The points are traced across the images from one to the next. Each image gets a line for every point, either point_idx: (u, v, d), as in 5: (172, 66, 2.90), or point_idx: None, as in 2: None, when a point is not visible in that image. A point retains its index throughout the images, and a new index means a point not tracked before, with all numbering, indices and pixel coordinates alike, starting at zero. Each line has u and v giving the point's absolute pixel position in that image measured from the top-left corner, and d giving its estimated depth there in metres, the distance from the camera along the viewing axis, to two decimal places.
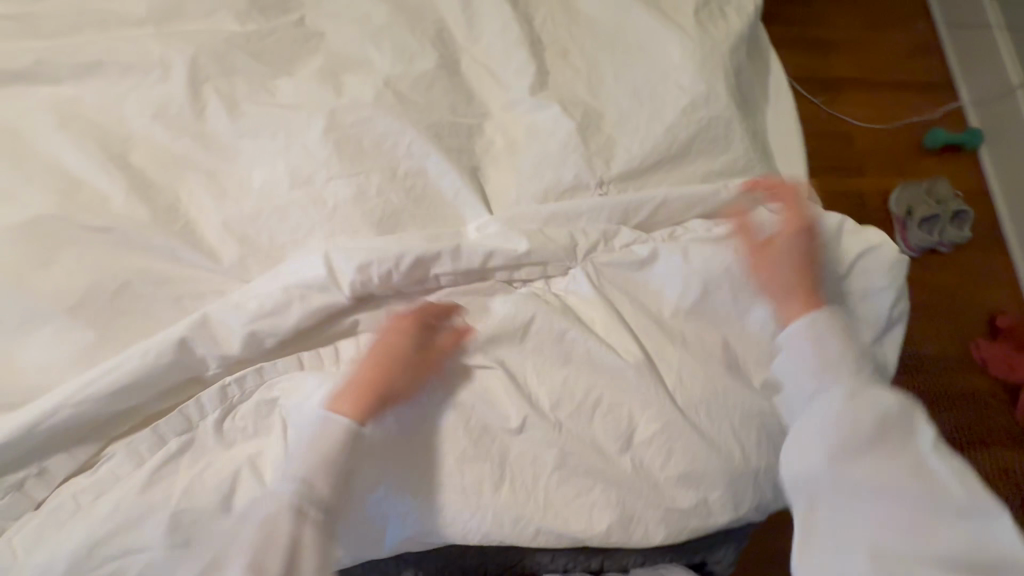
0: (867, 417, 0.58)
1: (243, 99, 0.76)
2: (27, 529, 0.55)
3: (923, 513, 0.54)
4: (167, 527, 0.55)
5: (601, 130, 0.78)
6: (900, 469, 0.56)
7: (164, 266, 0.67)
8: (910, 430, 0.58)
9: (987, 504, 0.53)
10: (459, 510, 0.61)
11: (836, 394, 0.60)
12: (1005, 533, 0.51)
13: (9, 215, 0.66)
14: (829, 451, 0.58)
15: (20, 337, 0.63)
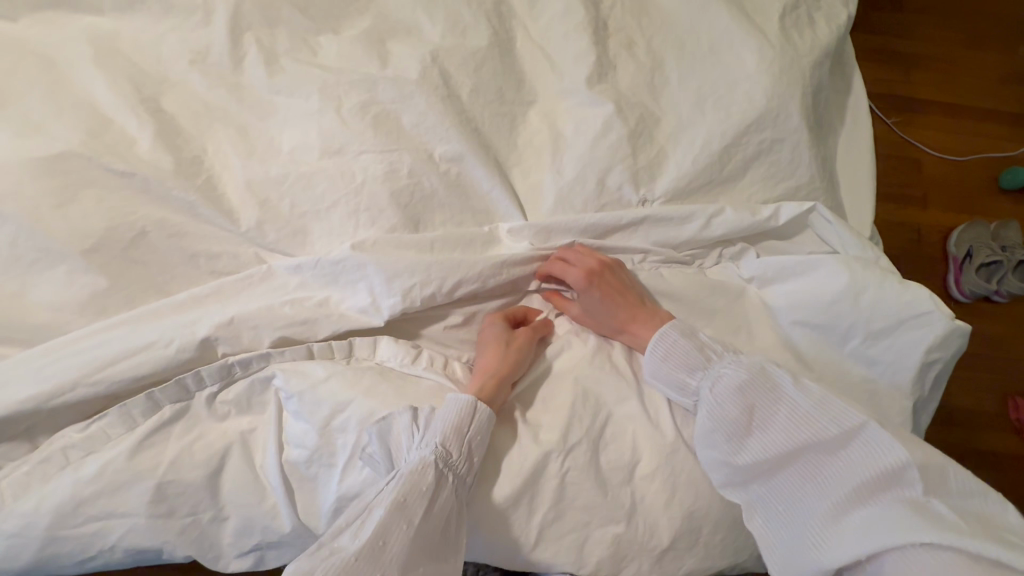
0: (732, 396, 0.58)
1: (283, 54, 0.73)
2: (16, 470, 0.55)
3: (814, 424, 0.55)
4: (151, 497, 0.55)
5: (654, 138, 0.72)
6: (784, 424, 0.56)
7: (179, 220, 0.65)
8: (772, 386, 0.58)
9: (849, 421, 0.53)
10: None
11: (704, 386, 0.60)
12: (879, 443, 0.51)
13: (30, 146, 0.64)
14: (724, 445, 0.57)
15: (32, 273, 0.62)
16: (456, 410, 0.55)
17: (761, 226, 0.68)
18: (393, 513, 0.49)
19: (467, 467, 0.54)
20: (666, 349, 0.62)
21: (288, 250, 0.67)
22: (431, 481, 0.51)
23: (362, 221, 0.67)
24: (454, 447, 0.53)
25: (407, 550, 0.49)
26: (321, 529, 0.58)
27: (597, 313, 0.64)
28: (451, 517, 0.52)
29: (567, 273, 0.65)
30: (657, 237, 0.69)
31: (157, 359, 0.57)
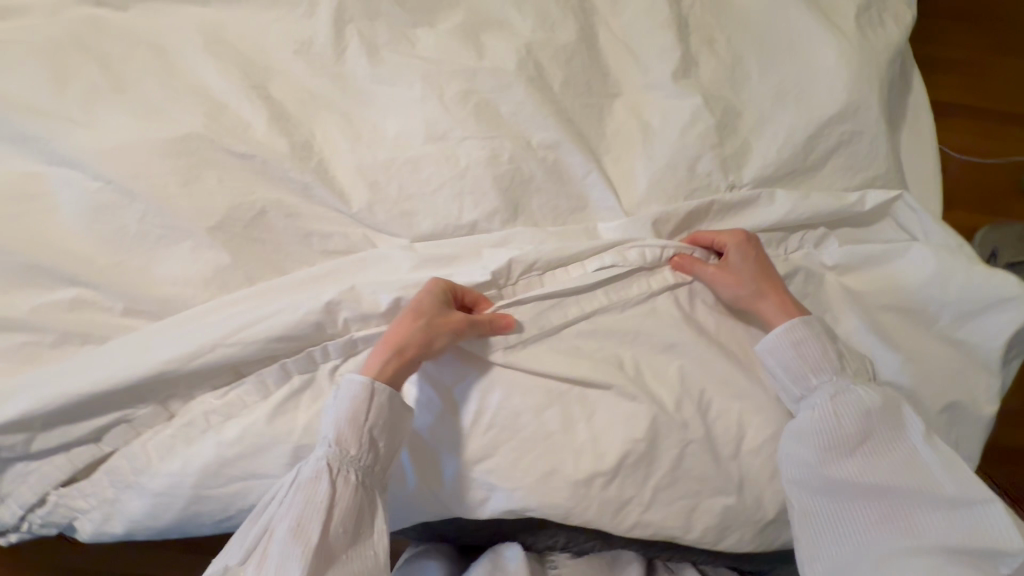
0: (853, 414, 0.59)
1: (383, 46, 0.76)
2: (158, 443, 0.57)
3: (922, 473, 0.57)
4: (289, 460, 0.57)
5: (738, 129, 0.75)
6: (894, 463, 0.57)
7: (295, 201, 0.68)
8: (900, 427, 0.60)
9: (976, 491, 0.54)
10: (569, 501, 0.61)
11: (824, 389, 0.61)
12: (998, 521, 0.53)
13: (157, 128, 0.66)
14: (818, 451, 0.58)
15: (159, 250, 0.64)
16: (352, 401, 0.55)
17: (845, 211, 0.71)
18: (293, 527, 0.52)
19: (367, 457, 0.56)
20: (802, 333, 0.62)
21: (396, 231, 0.70)
22: (324, 489, 0.53)
23: (466, 203, 0.70)
24: (349, 443, 0.55)
25: (315, 560, 0.51)
26: (443, 491, 0.63)
27: (744, 270, 0.65)
28: (358, 513, 0.55)
29: (723, 230, 0.69)
30: (745, 222, 0.72)
31: (286, 325, 0.58)
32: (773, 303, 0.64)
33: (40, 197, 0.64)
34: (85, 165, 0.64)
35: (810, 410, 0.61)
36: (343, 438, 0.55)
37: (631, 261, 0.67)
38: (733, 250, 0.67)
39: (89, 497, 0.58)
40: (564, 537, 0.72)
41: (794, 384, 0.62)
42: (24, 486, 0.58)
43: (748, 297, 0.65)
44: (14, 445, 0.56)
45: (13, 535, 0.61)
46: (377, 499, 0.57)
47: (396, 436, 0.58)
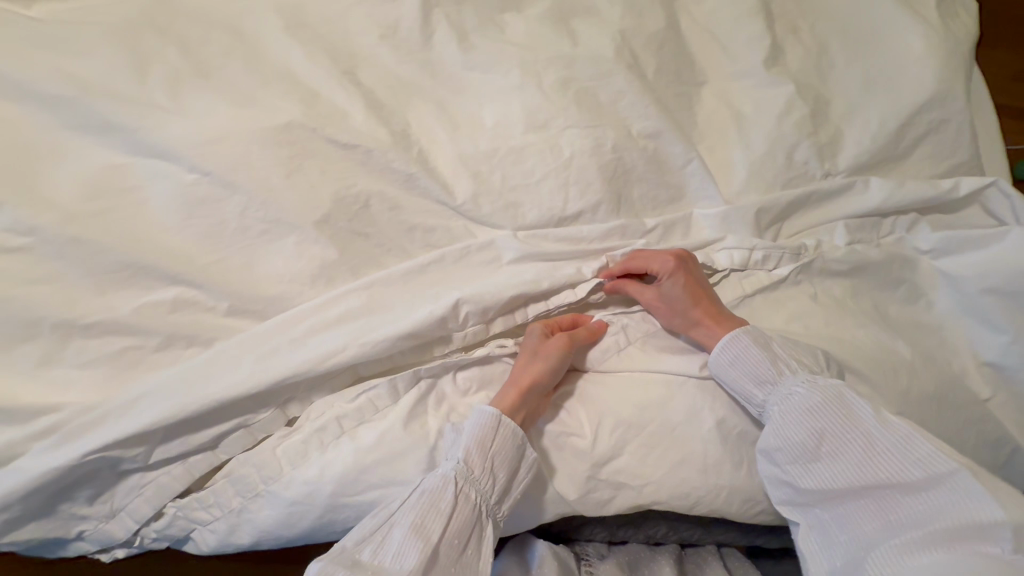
0: (799, 418, 0.58)
1: (472, 32, 0.74)
2: (291, 453, 0.55)
3: (890, 458, 0.54)
4: (426, 464, 0.56)
5: (830, 118, 0.76)
6: (875, 466, 0.54)
7: (399, 192, 0.66)
8: (847, 413, 0.57)
9: (936, 467, 0.52)
10: (702, 491, 0.60)
11: (773, 401, 0.59)
12: (968, 493, 0.50)
13: (254, 118, 0.63)
14: (789, 465, 0.58)
15: (264, 247, 0.61)
16: (481, 423, 0.54)
17: (942, 197, 0.72)
18: (414, 527, 0.51)
19: (491, 482, 0.54)
20: (739, 354, 0.60)
21: (500, 223, 0.67)
22: (449, 497, 0.52)
23: (572, 194, 0.68)
24: (477, 462, 0.53)
25: (427, 565, 0.50)
26: (573, 495, 0.60)
27: (677, 302, 0.63)
28: (470, 533, 0.53)
29: (657, 256, 0.64)
30: (843, 208, 0.72)
31: (415, 325, 0.58)
32: (709, 333, 0.62)
33: (130, 191, 0.60)
34: (180, 157, 0.60)
35: (768, 424, 0.60)
36: (471, 453, 0.54)
37: (719, 267, 0.69)
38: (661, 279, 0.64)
39: (212, 509, 0.56)
40: (666, 526, 0.73)
41: (746, 403, 0.61)
42: (139, 499, 0.55)
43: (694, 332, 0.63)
44: (133, 456, 0.53)
45: (120, 551, 0.58)
46: (488, 526, 0.55)
47: (519, 466, 0.56)
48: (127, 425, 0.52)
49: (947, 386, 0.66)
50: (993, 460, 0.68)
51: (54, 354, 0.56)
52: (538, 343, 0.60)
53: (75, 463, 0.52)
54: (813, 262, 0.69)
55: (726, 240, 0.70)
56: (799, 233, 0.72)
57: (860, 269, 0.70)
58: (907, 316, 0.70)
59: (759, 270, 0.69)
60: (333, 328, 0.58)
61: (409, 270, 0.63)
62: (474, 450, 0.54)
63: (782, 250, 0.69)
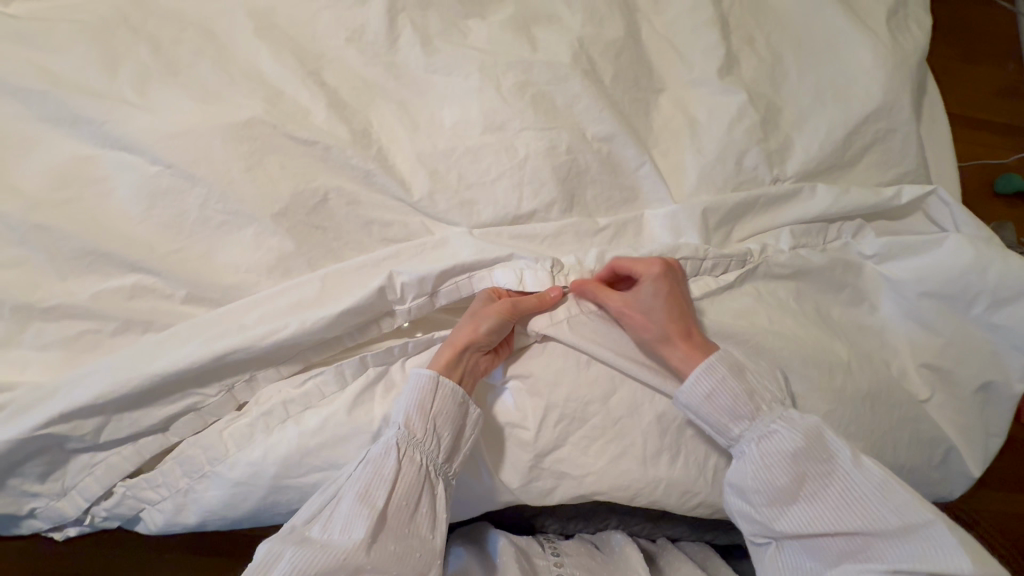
0: (781, 461, 0.57)
1: (436, 36, 0.76)
2: (239, 436, 0.57)
3: (867, 503, 0.55)
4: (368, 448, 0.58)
5: (781, 126, 0.79)
6: (855, 511, 0.55)
7: (358, 188, 0.68)
8: (828, 456, 0.57)
9: (916, 516, 0.53)
10: (641, 483, 0.61)
11: (749, 437, 0.59)
12: (942, 543, 0.51)
13: (217, 113, 0.65)
14: (762, 505, 0.58)
15: (222, 237, 0.63)
16: (418, 385, 0.57)
17: (886, 204, 0.74)
18: (359, 495, 0.53)
19: (436, 441, 0.56)
20: (715, 386, 0.59)
21: (454, 220, 0.70)
22: (392, 463, 0.54)
23: (526, 194, 0.71)
24: (418, 425, 0.56)
25: (374, 530, 0.51)
26: (516, 483, 0.62)
27: (653, 313, 0.61)
28: (418, 496, 0.55)
29: (644, 260, 0.62)
30: (789, 213, 0.75)
31: (356, 306, 0.60)
32: (680, 350, 0.60)
33: (94, 181, 0.62)
34: (143, 150, 0.62)
35: (745, 462, 0.59)
36: (411, 419, 0.56)
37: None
38: (640, 293, 0.61)
39: (159, 489, 0.58)
40: (615, 520, 0.74)
41: (718, 434, 0.60)
42: (90, 478, 0.57)
43: (667, 349, 0.61)
44: (83, 434, 0.55)
45: (72, 529, 0.60)
46: (439, 489, 0.57)
47: (461, 429, 0.58)
48: (73, 402, 0.54)
49: (884, 386, 0.68)
50: (927, 458, 0.70)
51: (15, 335, 0.58)
52: (485, 306, 0.60)
53: (26, 439, 0.53)
54: (757, 265, 0.70)
55: (683, 249, 0.68)
56: (749, 236, 0.74)
57: (803, 271, 0.72)
58: (850, 318, 0.73)
59: (706, 275, 0.70)
60: (280, 310, 0.60)
61: (367, 262, 0.65)
62: (415, 414, 0.56)
63: (728, 257, 0.70)
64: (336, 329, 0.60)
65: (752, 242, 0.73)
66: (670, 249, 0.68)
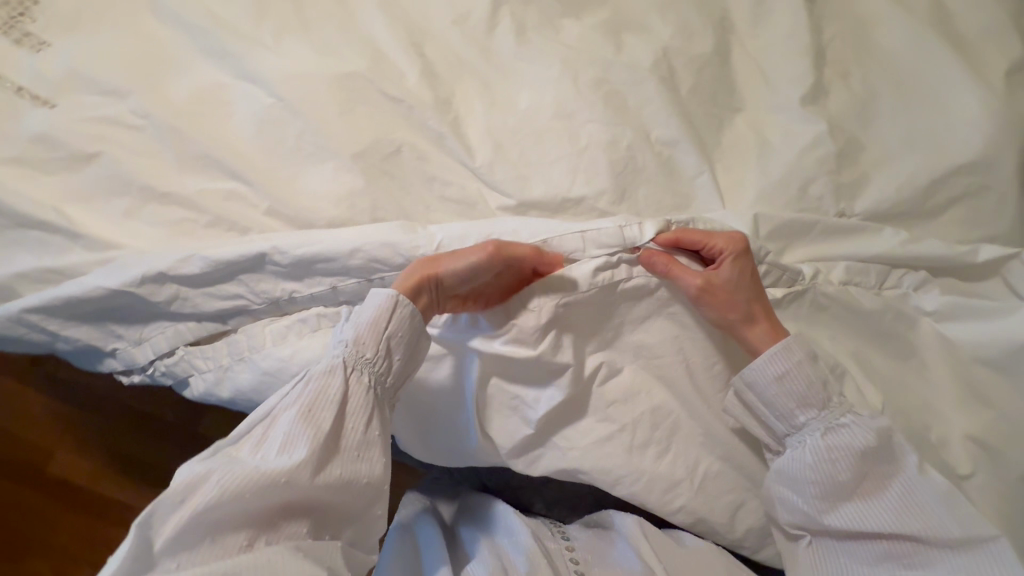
0: (848, 457, 0.60)
1: (531, 29, 0.83)
2: (275, 335, 0.64)
3: (924, 512, 0.58)
4: None
5: (859, 163, 0.76)
6: (911, 517, 0.58)
7: (429, 148, 0.76)
8: (893, 460, 0.60)
9: (976, 531, 0.56)
10: (622, 469, 0.64)
11: (812, 427, 0.61)
12: (994, 558, 0.56)
13: (328, 64, 0.76)
14: (815, 497, 0.61)
15: (307, 165, 0.73)
16: (376, 307, 0.57)
17: (958, 260, 0.70)
18: (303, 416, 0.54)
19: (383, 366, 0.58)
20: (789, 369, 0.61)
21: (507, 191, 0.75)
22: (338, 386, 0.56)
23: (579, 180, 0.75)
24: (369, 346, 0.57)
25: (318, 453, 0.53)
26: (504, 443, 0.65)
27: (737, 291, 0.61)
28: (361, 418, 0.57)
29: (721, 235, 0.62)
30: (846, 247, 0.72)
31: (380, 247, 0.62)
32: (762, 329, 0.62)
33: (224, 103, 0.75)
34: (265, 84, 0.74)
35: (800, 455, 0.61)
36: (354, 339, 0.57)
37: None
38: (728, 266, 0.61)
39: (207, 360, 0.66)
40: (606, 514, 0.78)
41: (780, 420, 0.62)
42: (162, 336, 0.66)
43: (746, 329, 0.62)
44: (156, 301, 0.63)
45: (137, 376, 0.70)
46: (382, 412, 0.60)
47: (415, 357, 0.60)
48: (152, 270, 0.62)
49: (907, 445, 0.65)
50: None
51: (134, 211, 0.70)
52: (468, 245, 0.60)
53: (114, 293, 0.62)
54: (808, 285, 0.69)
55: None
56: (798, 261, 0.72)
57: (852, 306, 0.69)
58: (890, 369, 0.69)
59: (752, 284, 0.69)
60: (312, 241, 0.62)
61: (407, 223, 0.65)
62: (370, 330, 0.58)
63: (781, 271, 0.69)
64: (358, 266, 0.63)
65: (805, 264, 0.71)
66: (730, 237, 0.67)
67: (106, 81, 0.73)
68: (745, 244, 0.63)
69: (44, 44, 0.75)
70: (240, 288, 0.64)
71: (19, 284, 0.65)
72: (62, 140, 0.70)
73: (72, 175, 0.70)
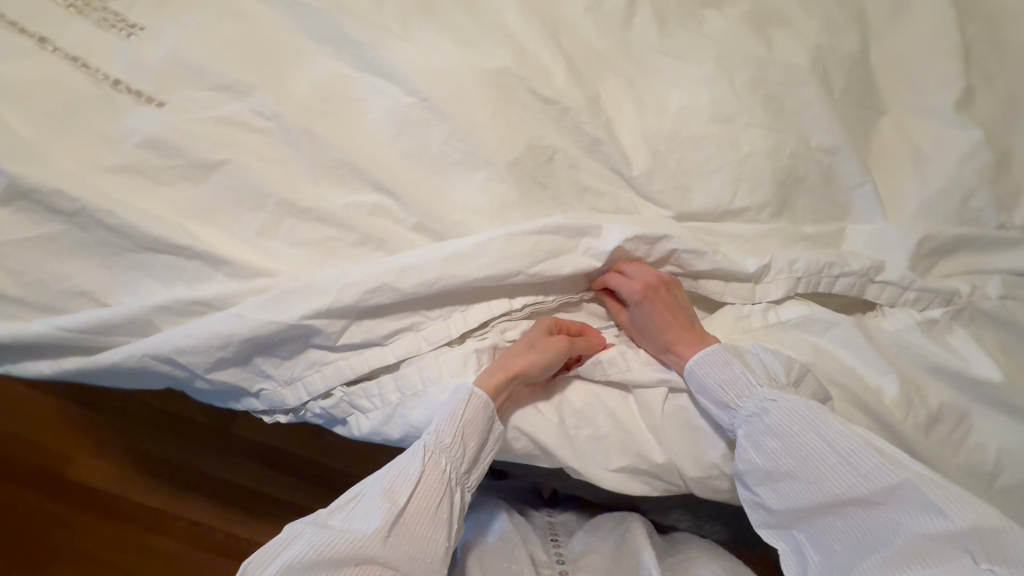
0: (766, 436, 0.59)
1: (672, 20, 0.77)
2: (451, 368, 0.61)
3: (831, 467, 0.56)
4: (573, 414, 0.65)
5: (1012, 171, 0.74)
6: (830, 473, 0.55)
7: (581, 154, 0.70)
8: (775, 413, 0.59)
9: (876, 473, 0.53)
10: None
11: (739, 419, 0.61)
12: (910, 502, 0.51)
13: (471, 58, 0.67)
14: (762, 485, 0.60)
15: (455, 175, 0.66)
16: (456, 398, 0.58)
17: None
18: (384, 490, 0.56)
19: (461, 450, 0.58)
20: (701, 383, 0.63)
21: (665, 202, 0.70)
22: (417, 466, 0.57)
23: (741, 190, 0.70)
24: (448, 432, 0.58)
25: (394, 524, 0.54)
26: (694, 472, 0.66)
27: (643, 325, 0.65)
28: (437, 499, 0.57)
29: (625, 281, 0.65)
30: (1005, 261, 0.72)
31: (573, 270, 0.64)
32: (675, 349, 0.65)
33: (354, 100, 0.66)
34: (403, 80, 0.65)
35: (739, 449, 0.61)
36: (437, 425, 0.58)
37: (868, 295, 0.70)
38: (630, 302, 0.65)
39: (373, 399, 0.62)
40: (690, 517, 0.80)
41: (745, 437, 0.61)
42: (317, 375, 0.62)
43: (660, 346, 0.66)
44: (331, 333, 0.59)
45: (281, 415, 0.65)
46: (455, 498, 0.59)
47: (488, 439, 0.60)
48: (330, 303, 0.58)
49: None
50: None
51: (271, 227, 0.62)
52: (539, 339, 0.62)
53: (285, 327, 0.57)
54: (967, 305, 0.69)
55: (889, 273, 0.69)
56: (952, 274, 0.72)
57: (1017, 324, 0.69)
58: None
59: (908, 308, 0.70)
60: (515, 271, 0.62)
61: (575, 224, 0.65)
62: (451, 422, 0.58)
63: (934, 294, 0.69)
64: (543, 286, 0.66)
65: (960, 282, 0.71)
66: (874, 268, 0.69)
67: (218, 72, 0.63)
68: (661, 287, 0.65)
69: (137, 26, 0.64)
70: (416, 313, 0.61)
71: (155, 315, 0.59)
72: (180, 145, 0.60)
73: (194, 185, 0.61)
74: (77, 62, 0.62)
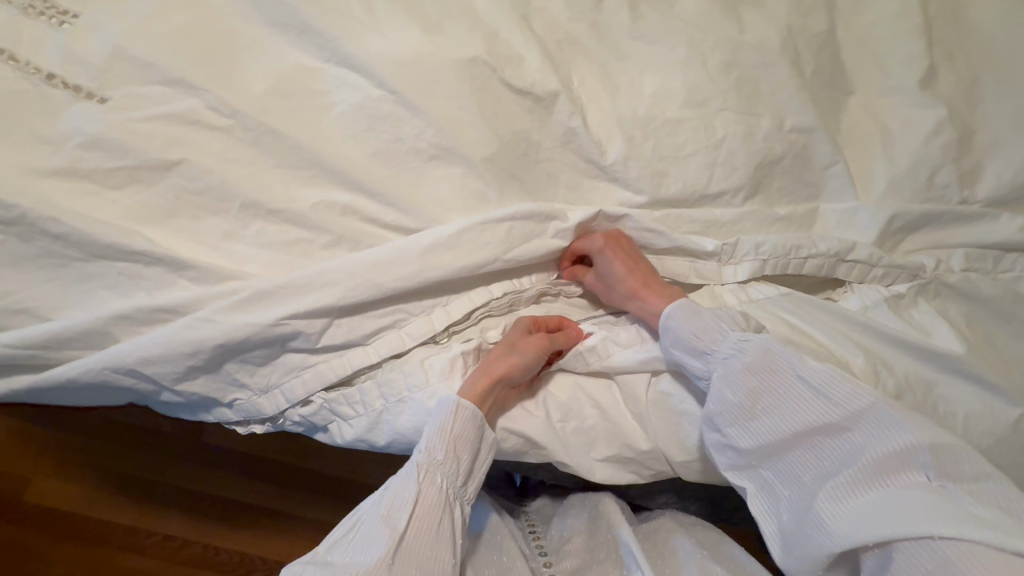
0: (742, 373, 0.58)
1: (643, 2, 0.75)
2: (437, 372, 0.59)
3: (803, 400, 0.56)
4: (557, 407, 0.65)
5: (973, 148, 0.77)
6: (803, 405, 0.55)
7: (556, 143, 0.68)
8: (750, 352, 0.58)
9: (848, 400, 0.53)
10: None
11: (713, 363, 0.60)
12: (881, 427, 0.52)
13: (438, 44, 0.65)
14: (733, 424, 0.58)
15: (428, 168, 0.63)
16: (442, 412, 0.57)
17: None
18: (382, 517, 0.55)
19: (455, 464, 0.57)
20: (674, 331, 0.62)
21: (642, 189, 0.69)
22: (412, 488, 0.56)
23: (716, 174, 0.70)
24: (439, 448, 0.56)
25: (395, 551, 0.53)
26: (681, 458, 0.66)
27: (609, 277, 0.65)
28: (436, 519, 0.55)
29: (589, 235, 0.66)
30: (967, 236, 0.74)
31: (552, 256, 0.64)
32: (644, 299, 0.64)
33: (317, 92, 0.62)
34: (368, 70, 0.62)
35: (712, 390, 0.60)
36: (426, 443, 0.57)
37: (839, 274, 0.71)
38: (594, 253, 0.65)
39: (355, 405, 0.60)
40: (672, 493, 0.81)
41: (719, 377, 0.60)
42: (296, 381, 0.59)
43: (627, 296, 0.65)
44: (311, 336, 0.57)
45: (258, 424, 0.63)
46: (456, 515, 0.57)
47: (481, 449, 0.59)
48: (309, 305, 0.55)
49: None
50: None
51: (236, 230, 0.59)
52: (519, 340, 0.61)
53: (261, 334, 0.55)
54: (933, 280, 0.71)
55: (859, 252, 0.70)
56: (916, 250, 0.75)
57: (979, 296, 0.72)
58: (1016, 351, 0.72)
59: (874, 284, 0.72)
60: (491, 259, 0.60)
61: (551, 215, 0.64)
62: (440, 436, 0.57)
63: (900, 269, 0.71)
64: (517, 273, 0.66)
65: (926, 257, 0.73)
66: (845, 249, 0.70)
67: (166, 64, 0.58)
68: (619, 238, 0.66)
69: (72, 15, 0.59)
70: (399, 309, 0.60)
71: (114, 326, 0.56)
72: (128, 144, 0.56)
73: (147, 187, 0.57)
74: (5, 56, 0.57)
